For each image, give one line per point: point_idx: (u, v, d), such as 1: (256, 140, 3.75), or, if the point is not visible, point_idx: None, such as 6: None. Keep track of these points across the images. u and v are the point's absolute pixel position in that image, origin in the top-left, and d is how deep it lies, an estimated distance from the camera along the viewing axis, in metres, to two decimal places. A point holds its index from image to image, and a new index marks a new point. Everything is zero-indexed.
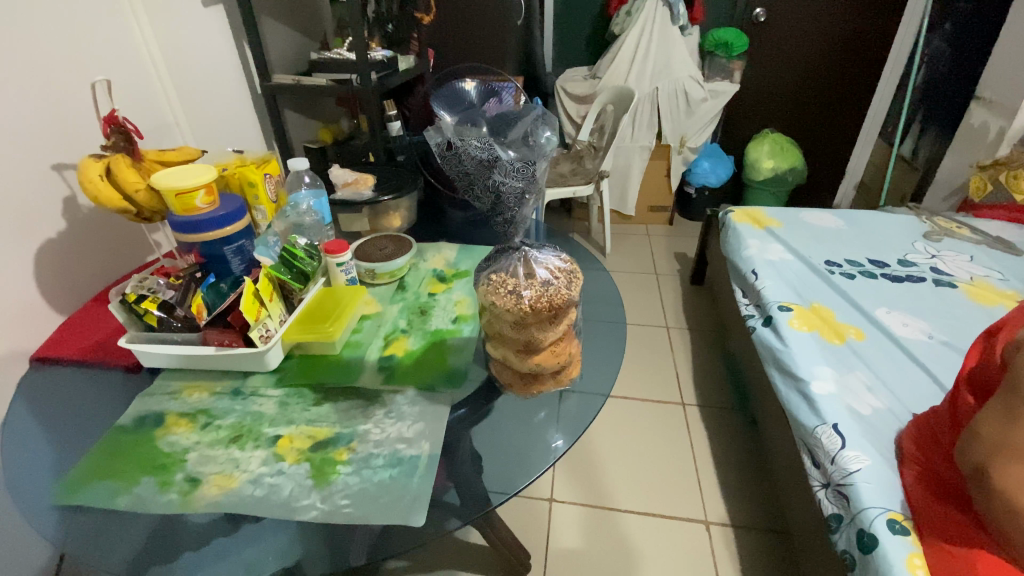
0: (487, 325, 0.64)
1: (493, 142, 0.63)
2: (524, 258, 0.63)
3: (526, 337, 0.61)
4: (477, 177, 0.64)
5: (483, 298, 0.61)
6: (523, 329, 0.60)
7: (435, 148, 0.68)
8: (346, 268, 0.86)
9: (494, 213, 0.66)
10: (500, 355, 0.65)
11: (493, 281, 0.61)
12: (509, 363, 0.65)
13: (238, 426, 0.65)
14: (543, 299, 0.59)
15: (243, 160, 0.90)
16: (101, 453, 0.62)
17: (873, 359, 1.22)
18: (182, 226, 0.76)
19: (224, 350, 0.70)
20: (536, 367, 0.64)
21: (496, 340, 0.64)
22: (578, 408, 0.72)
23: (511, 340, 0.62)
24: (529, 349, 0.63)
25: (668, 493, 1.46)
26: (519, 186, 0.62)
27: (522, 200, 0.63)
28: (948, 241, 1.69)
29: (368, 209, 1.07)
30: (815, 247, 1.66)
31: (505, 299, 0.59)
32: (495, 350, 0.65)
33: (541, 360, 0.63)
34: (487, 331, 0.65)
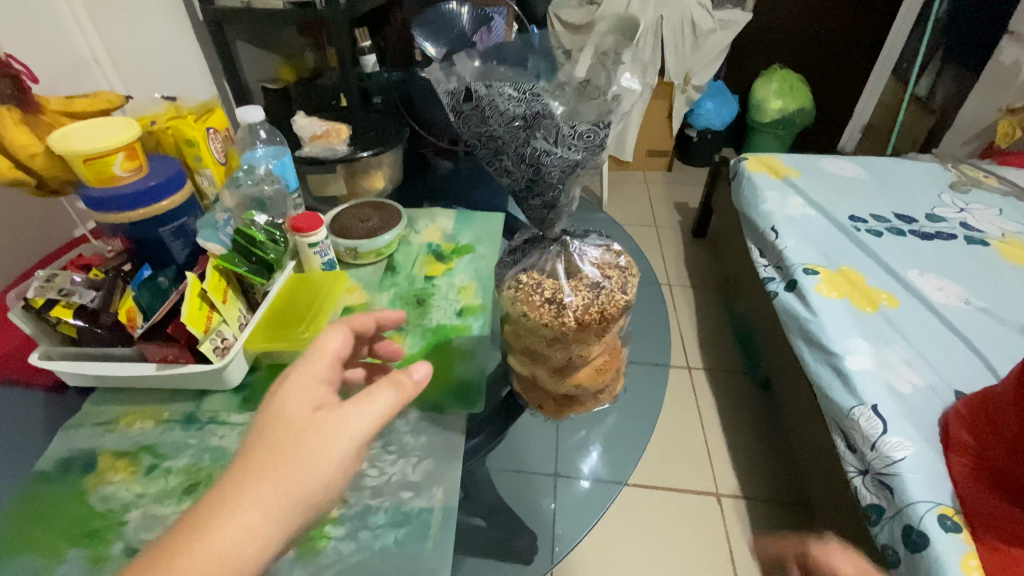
0: (512, 344, 0.52)
1: (537, 99, 0.49)
2: (563, 255, 0.52)
3: (569, 356, 0.50)
4: (507, 142, 0.49)
5: (510, 307, 0.51)
6: (563, 346, 0.49)
7: (445, 98, 0.51)
8: (321, 249, 0.69)
9: (526, 195, 0.52)
10: (532, 377, 0.53)
11: (522, 286, 0.51)
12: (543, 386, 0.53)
13: (193, 470, 0.50)
14: (592, 311, 0.48)
15: (178, 110, 0.70)
16: (11, 514, 0.47)
17: (908, 328, 1.12)
18: (98, 202, 0.58)
19: (168, 369, 0.55)
20: (582, 388, 0.52)
21: (526, 362, 0.52)
22: (619, 431, 0.65)
23: (546, 361, 0.51)
24: (569, 370, 0.51)
25: (678, 465, 1.38)
26: (574, 156, 0.48)
27: (572, 176, 0.49)
28: (975, 193, 1.58)
29: (343, 167, 0.87)
30: (838, 200, 1.53)
31: (540, 311, 0.48)
32: (523, 371, 0.54)
33: (584, 381, 0.52)
34: (511, 350, 0.53)
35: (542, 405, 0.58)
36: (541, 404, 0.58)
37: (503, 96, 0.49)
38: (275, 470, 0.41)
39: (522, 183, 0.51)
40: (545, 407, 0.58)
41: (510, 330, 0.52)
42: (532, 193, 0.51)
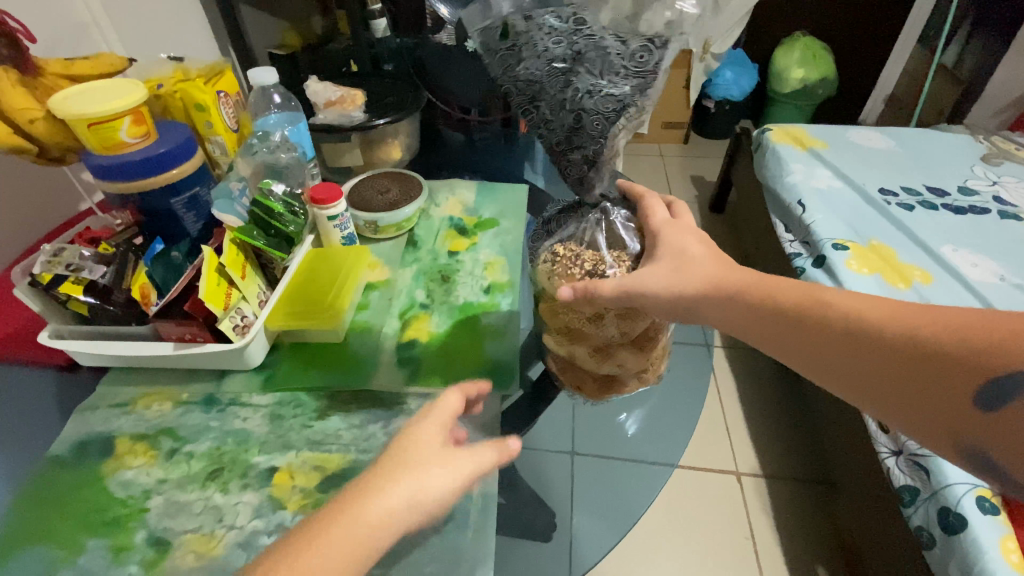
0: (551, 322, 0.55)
1: (580, 34, 0.51)
2: (601, 224, 0.54)
3: (614, 334, 0.52)
4: (547, 87, 0.52)
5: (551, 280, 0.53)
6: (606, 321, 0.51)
7: (486, 41, 0.55)
8: (341, 222, 0.66)
9: (567, 147, 0.54)
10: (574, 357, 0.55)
11: (561, 256, 0.53)
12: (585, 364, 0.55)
13: (216, 454, 0.48)
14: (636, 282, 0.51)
15: (186, 72, 0.66)
16: (26, 500, 0.44)
17: (942, 305, 1.08)
18: (104, 170, 0.54)
19: (186, 348, 0.52)
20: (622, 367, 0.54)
21: (565, 338, 0.54)
22: (658, 416, 0.71)
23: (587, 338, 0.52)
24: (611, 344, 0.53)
25: (697, 444, 1.36)
26: (618, 96, 0.50)
27: (615, 121, 0.51)
28: (1009, 165, 1.51)
29: (358, 136, 0.83)
30: (867, 172, 1.46)
31: (582, 283, 0.51)
32: (562, 352, 0.56)
33: (625, 359, 0.54)
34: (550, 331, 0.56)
35: (578, 385, 0.58)
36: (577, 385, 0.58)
37: (544, 32, 0.52)
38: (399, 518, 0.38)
39: (564, 131, 0.53)
40: (581, 389, 0.58)
41: (551, 309, 0.54)
42: (575, 136, 0.53)
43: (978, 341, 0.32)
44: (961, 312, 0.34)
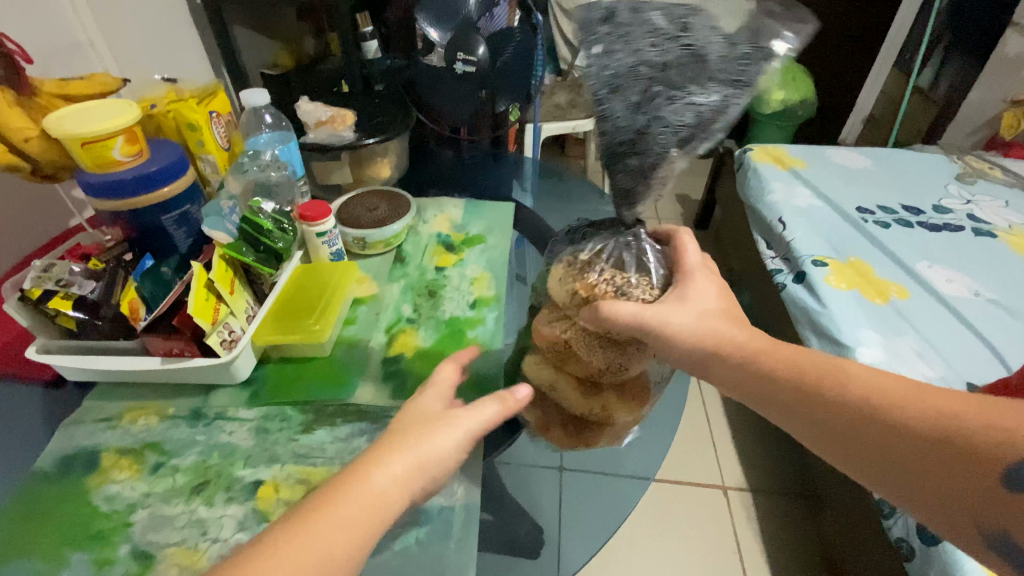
0: (547, 335, 0.54)
1: (680, 41, 0.47)
2: (632, 246, 0.53)
3: (603, 367, 0.52)
4: (629, 81, 0.48)
5: (567, 285, 0.52)
6: (607, 347, 0.51)
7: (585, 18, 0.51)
8: (329, 239, 0.67)
9: (627, 150, 0.49)
10: (552, 388, 0.55)
11: (580, 263, 0.53)
12: (559, 397, 0.55)
13: (202, 467, 0.48)
14: None
15: (179, 92, 0.67)
16: (8, 516, 0.44)
17: (919, 319, 1.11)
18: (97, 188, 0.55)
19: (174, 363, 0.53)
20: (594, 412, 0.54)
21: (557, 360, 0.54)
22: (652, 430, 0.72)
23: (580, 365, 0.53)
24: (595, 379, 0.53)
25: (684, 458, 1.37)
26: (700, 110, 0.47)
27: (685, 137, 0.48)
28: (981, 185, 1.57)
29: (348, 155, 0.84)
30: (845, 191, 1.51)
31: (601, 292, 0.51)
32: (540, 377, 0.56)
33: (598, 408, 0.54)
34: (541, 344, 0.55)
35: (542, 418, 0.58)
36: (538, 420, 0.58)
37: (645, 28, 0.48)
38: (394, 490, 0.40)
39: (631, 132, 0.48)
40: (542, 426, 0.58)
41: (558, 315, 0.53)
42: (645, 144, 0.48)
43: (996, 432, 0.31)
44: (969, 403, 0.33)
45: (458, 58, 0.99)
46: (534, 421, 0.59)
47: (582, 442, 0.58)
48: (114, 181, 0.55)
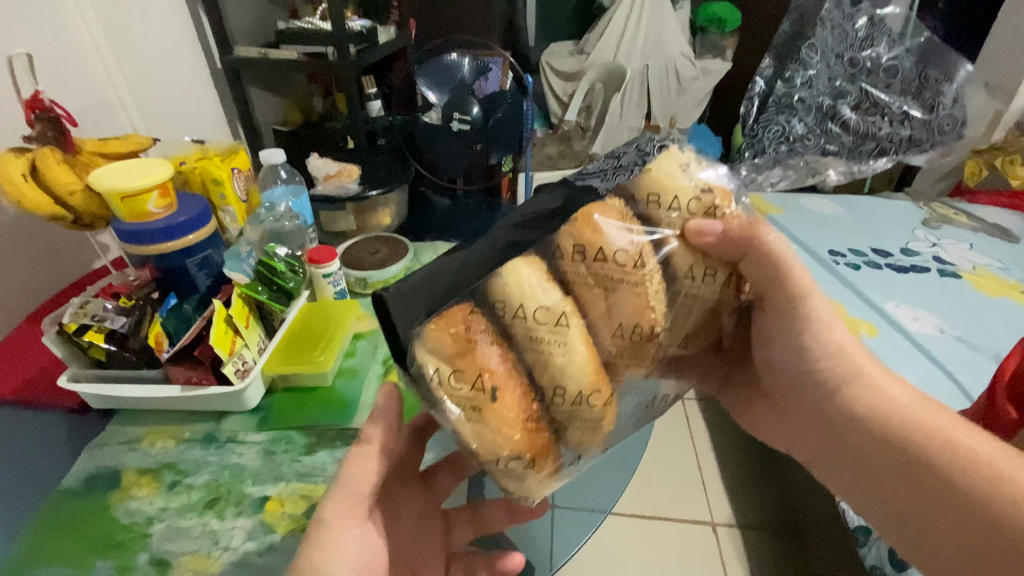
0: (607, 237, 0.37)
1: None
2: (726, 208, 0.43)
3: (641, 328, 0.37)
4: None
5: (670, 180, 0.40)
6: (667, 296, 0.38)
7: None
8: (334, 279, 0.74)
9: None
10: (550, 340, 0.37)
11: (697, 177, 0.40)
12: (557, 356, 0.37)
13: (214, 485, 0.53)
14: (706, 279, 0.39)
15: (205, 152, 0.76)
16: (39, 528, 0.49)
17: (888, 356, 1.17)
18: (129, 235, 0.63)
19: (192, 390, 0.58)
20: (583, 401, 0.37)
21: (589, 296, 0.38)
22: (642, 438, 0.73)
23: (619, 315, 0.37)
24: (615, 346, 0.38)
25: (673, 495, 1.39)
26: None
27: None
28: (946, 229, 1.62)
29: (353, 205, 0.93)
30: (818, 235, 1.60)
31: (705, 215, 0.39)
32: (538, 310, 0.37)
33: (596, 395, 0.37)
34: (573, 248, 0.38)
35: (501, 391, 0.37)
36: (477, 393, 0.37)
37: None
38: None
39: None
40: (487, 403, 0.37)
41: (624, 217, 0.39)
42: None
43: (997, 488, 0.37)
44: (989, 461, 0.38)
45: (455, 116, 1.10)
46: (485, 392, 0.37)
47: (527, 462, 0.38)
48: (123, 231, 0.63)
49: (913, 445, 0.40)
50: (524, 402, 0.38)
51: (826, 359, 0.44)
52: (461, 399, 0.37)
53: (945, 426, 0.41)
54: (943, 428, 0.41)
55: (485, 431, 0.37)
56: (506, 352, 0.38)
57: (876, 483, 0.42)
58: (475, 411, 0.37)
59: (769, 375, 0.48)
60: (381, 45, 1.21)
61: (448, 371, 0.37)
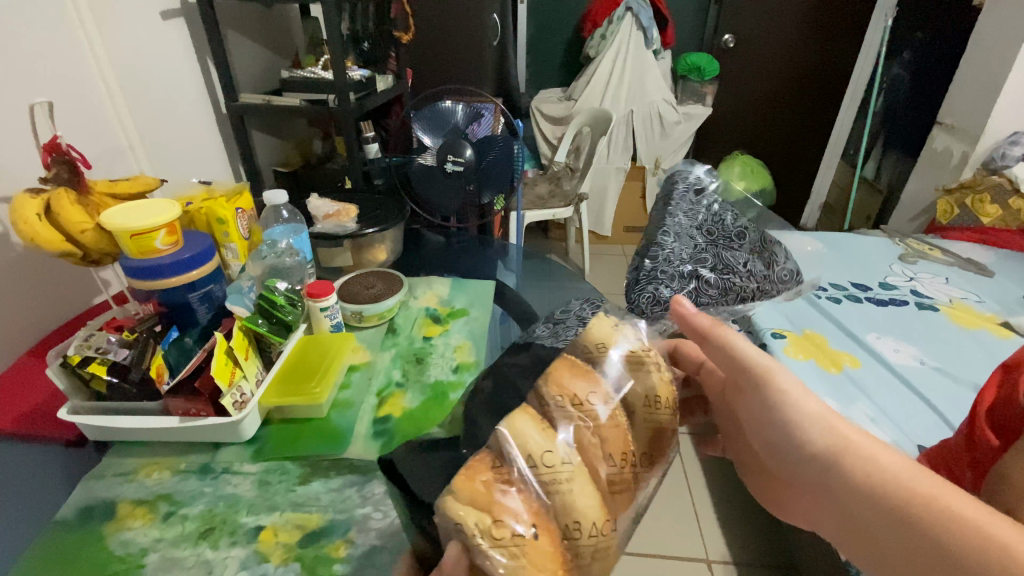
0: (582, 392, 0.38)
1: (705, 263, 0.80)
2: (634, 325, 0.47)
3: (643, 461, 0.39)
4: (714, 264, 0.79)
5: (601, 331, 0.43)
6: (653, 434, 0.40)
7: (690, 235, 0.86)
8: (331, 312, 0.78)
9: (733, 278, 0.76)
10: (569, 476, 0.34)
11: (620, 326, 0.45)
12: (570, 489, 0.34)
13: (209, 515, 0.54)
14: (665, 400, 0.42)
15: (210, 193, 0.80)
16: (32, 560, 0.49)
17: (872, 387, 1.20)
18: (137, 270, 0.65)
19: (191, 421, 0.60)
20: (598, 533, 0.34)
21: (589, 436, 0.37)
22: None
23: (616, 438, 0.37)
24: (609, 473, 0.36)
25: (667, 533, 1.38)
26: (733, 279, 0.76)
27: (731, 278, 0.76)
28: (923, 263, 1.67)
29: (350, 242, 0.96)
30: (799, 271, 1.64)
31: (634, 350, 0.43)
32: (548, 449, 0.35)
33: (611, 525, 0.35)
34: (554, 397, 0.38)
35: (539, 529, 0.32)
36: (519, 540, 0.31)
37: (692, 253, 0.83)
38: None
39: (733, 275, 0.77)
40: (530, 544, 0.31)
41: (586, 368, 0.40)
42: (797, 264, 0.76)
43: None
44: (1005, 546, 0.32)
45: (449, 159, 1.15)
46: (525, 529, 0.32)
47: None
48: (132, 273, 0.66)
49: (897, 511, 0.36)
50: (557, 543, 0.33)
51: (808, 430, 0.42)
52: (502, 553, 0.31)
53: (939, 491, 0.36)
54: (948, 498, 0.35)
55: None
56: (536, 501, 0.34)
57: (881, 561, 0.37)
58: (519, 559, 0.31)
59: (768, 461, 0.46)
60: (379, 92, 1.28)
61: (490, 521, 0.31)
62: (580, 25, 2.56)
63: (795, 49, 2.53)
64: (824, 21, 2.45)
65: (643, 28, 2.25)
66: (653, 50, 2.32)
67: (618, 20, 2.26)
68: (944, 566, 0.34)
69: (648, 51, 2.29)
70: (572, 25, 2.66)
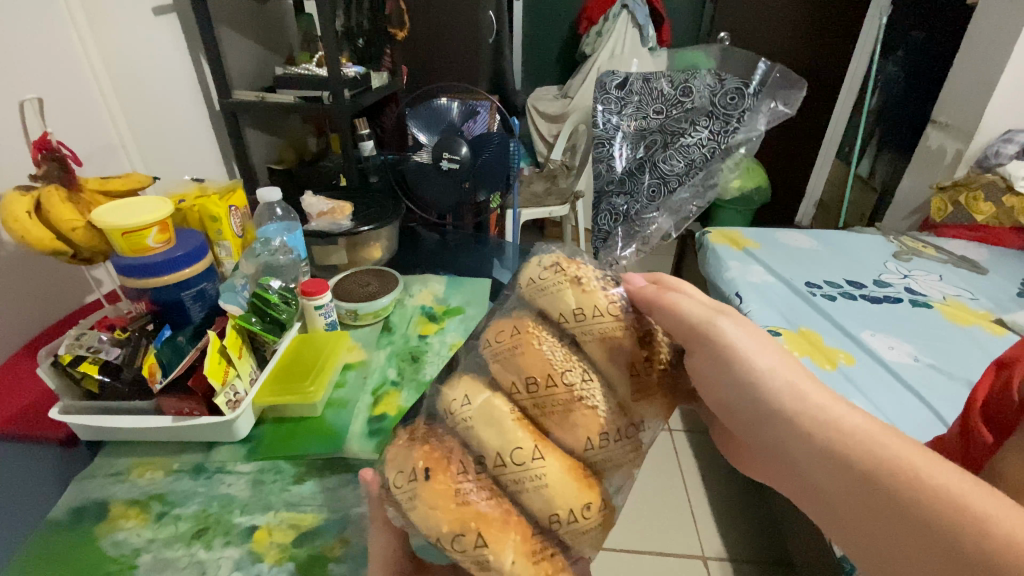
0: (510, 344, 0.43)
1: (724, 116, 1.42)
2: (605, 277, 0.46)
3: (569, 383, 0.41)
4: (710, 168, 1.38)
5: (553, 288, 0.44)
6: (579, 358, 0.42)
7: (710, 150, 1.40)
8: (326, 311, 0.77)
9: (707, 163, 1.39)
10: (468, 417, 0.41)
11: (577, 276, 0.45)
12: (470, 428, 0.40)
13: (202, 515, 0.54)
14: (613, 342, 0.42)
15: (204, 190, 0.80)
16: (23, 562, 0.49)
17: (866, 385, 1.20)
18: (128, 269, 0.65)
19: (183, 421, 0.59)
20: (503, 464, 0.39)
21: (503, 379, 0.42)
22: None
23: (528, 372, 0.41)
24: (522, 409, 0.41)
25: (664, 529, 1.38)
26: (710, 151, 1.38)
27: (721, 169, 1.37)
28: (917, 261, 1.67)
29: (345, 240, 0.96)
30: (794, 269, 1.65)
31: (578, 299, 0.43)
32: (456, 399, 0.42)
33: (522, 451, 0.39)
34: (494, 347, 0.44)
35: (434, 471, 0.39)
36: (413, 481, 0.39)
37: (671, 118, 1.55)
38: None
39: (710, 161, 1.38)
40: (423, 485, 0.39)
41: (522, 326, 0.43)
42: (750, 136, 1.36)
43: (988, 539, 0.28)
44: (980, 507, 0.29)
45: (444, 157, 1.15)
46: (419, 471, 0.39)
47: (599, 516, 0.40)
48: (123, 273, 0.65)
49: (856, 472, 0.33)
50: (460, 477, 0.39)
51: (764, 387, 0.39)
52: (404, 494, 0.39)
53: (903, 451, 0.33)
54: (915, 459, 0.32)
55: (435, 519, 0.38)
56: (445, 447, 0.41)
57: (843, 526, 0.34)
58: (414, 499, 0.39)
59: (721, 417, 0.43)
60: (374, 90, 1.27)
61: (395, 475, 0.40)
62: (577, 24, 2.56)
63: (790, 47, 2.54)
64: (818, 20, 2.46)
65: (639, 26, 2.26)
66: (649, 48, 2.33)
67: (613, 18, 2.27)
68: (909, 528, 0.30)
69: (644, 48, 2.29)
70: (569, 23, 2.66)
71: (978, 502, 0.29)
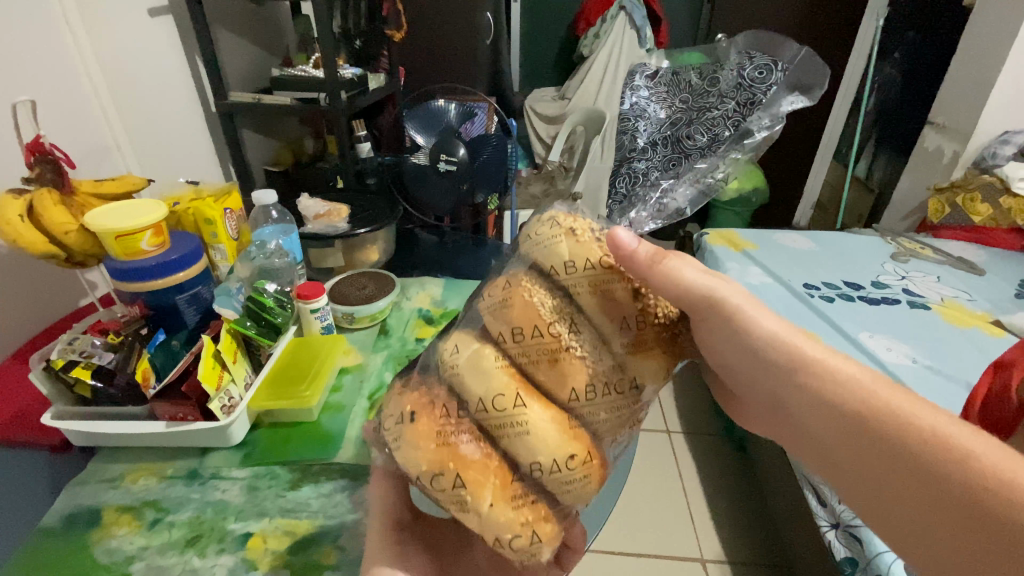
0: (499, 292, 0.42)
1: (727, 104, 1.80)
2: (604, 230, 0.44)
3: (556, 334, 0.39)
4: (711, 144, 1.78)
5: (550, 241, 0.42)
6: (568, 310, 0.41)
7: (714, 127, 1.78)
8: (321, 314, 0.77)
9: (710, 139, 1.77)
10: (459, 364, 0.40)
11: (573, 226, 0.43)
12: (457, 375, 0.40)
13: (196, 522, 0.53)
14: (603, 288, 0.40)
15: (199, 193, 0.79)
16: (14, 570, 0.48)
17: None
18: (122, 272, 0.64)
19: (177, 426, 0.59)
20: (485, 409, 0.38)
21: (492, 330, 0.41)
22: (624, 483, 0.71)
23: (516, 321, 0.39)
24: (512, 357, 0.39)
25: (664, 532, 1.38)
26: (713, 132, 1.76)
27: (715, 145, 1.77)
28: (914, 262, 1.68)
29: (341, 242, 0.95)
30: (792, 270, 1.64)
31: (571, 249, 0.41)
32: (449, 350, 0.41)
33: (504, 398, 0.38)
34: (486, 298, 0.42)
35: (419, 414, 0.40)
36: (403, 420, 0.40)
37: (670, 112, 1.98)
38: None
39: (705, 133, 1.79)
40: (409, 428, 0.39)
41: (515, 276, 0.42)
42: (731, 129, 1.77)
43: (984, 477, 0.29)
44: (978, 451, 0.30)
45: (441, 158, 1.14)
46: (406, 412, 0.40)
47: (585, 469, 0.38)
48: (117, 276, 0.65)
49: (853, 416, 0.35)
50: (445, 420, 0.39)
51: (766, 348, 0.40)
52: (393, 435, 0.40)
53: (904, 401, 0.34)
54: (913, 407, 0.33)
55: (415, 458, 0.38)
56: (433, 390, 0.41)
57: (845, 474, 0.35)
58: (400, 440, 0.39)
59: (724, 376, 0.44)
60: (372, 91, 1.26)
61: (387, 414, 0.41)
62: (574, 25, 2.56)
63: None
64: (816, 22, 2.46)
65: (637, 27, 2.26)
66: (647, 49, 2.32)
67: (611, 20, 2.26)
68: (909, 469, 0.31)
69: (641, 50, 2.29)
70: (566, 24, 2.66)
71: (969, 440, 0.30)
